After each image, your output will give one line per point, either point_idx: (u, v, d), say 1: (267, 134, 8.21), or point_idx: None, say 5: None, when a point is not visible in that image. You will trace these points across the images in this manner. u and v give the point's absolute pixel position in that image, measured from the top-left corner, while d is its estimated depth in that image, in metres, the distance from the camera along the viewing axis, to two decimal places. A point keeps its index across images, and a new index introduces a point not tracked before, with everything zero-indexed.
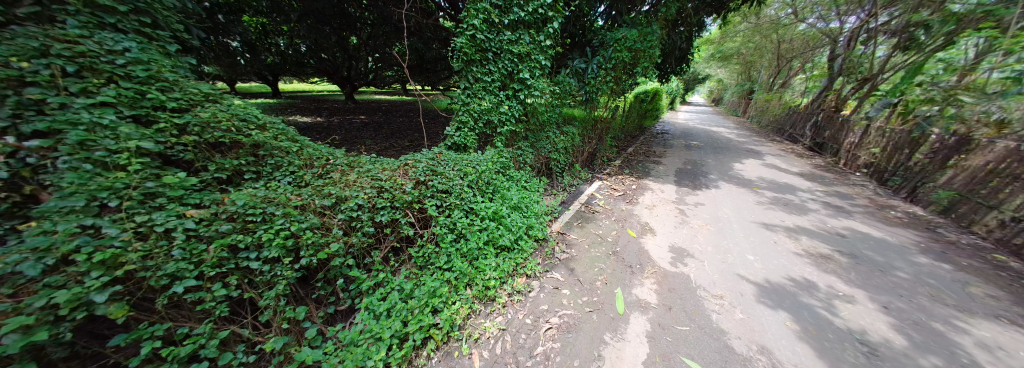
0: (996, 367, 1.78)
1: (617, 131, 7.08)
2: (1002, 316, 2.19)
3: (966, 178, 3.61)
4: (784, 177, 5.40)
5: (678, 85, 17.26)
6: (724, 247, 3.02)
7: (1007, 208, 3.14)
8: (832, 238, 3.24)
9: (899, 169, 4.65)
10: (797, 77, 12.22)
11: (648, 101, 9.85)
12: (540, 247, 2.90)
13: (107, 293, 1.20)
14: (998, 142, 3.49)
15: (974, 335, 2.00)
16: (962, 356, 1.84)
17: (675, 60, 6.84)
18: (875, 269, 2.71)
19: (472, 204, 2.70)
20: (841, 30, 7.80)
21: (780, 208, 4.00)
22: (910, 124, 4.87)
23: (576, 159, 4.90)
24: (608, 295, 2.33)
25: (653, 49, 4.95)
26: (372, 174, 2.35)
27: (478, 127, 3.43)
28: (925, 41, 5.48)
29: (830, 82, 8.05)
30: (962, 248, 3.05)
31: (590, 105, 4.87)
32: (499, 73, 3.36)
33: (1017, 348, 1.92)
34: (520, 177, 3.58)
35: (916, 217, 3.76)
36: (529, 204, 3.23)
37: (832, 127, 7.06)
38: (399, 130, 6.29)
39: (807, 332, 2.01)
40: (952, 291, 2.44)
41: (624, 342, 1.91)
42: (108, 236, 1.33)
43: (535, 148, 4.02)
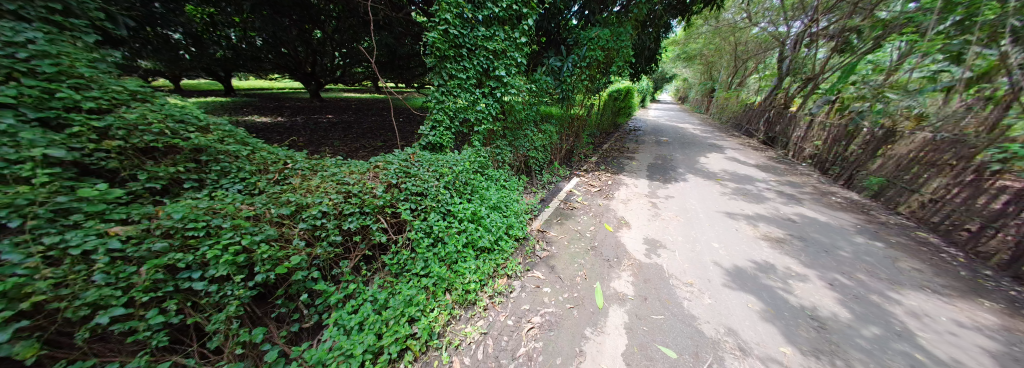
0: (922, 331, 1.96)
1: (592, 129, 7.15)
2: (925, 285, 2.44)
3: (893, 165, 4.02)
4: (743, 169, 5.79)
5: (647, 85, 18.11)
6: (692, 236, 3.09)
7: (925, 191, 3.52)
8: (787, 223, 3.46)
9: (838, 160, 5.17)
10: (752, 77, 13.25)
11: (620, 100, 10.11)
12: (522, 246, 2.72)
13: (12, 330, 0.95)
14: (917, 133, 3.90)
15: (902, 303, 2.21)
16: (895, 324, 2.02)
17: (645, 60, 7.06)
18: (822, 249, 2.91)
19: (449, 205, 2.41)
20: (788, 35, 8.56)
21: (741, 198, 4.24)
22: (847, 119, 5.46)
23: (555, 156, 4.84)
24: (587, 289, 2.25)
25: (626, 48, 4.99)
26: (337, 178, 2.04)
27: (455, 126, 3.18)
28: (858, 44, 6.29)
29: (780, 81, 8.82)
30: (891, 227, 3.41)
31: (566, 102, 4.80)
32: (474, 71, 3.11)
33: (938, 313, 2.13)
34: (499, 176, 3.39)
35: (854, 202, 4.18)
36: (510, 202, 3.05)
37: (782, 122, 7.72)
38: (371, 129, 5.85)
39: (767, 311, 2.09)
40: (885, 265, 2.69)
41: (604, 335, 1.83)
42: (8, 264, 1.01)
43: (512, 146, 3.84)
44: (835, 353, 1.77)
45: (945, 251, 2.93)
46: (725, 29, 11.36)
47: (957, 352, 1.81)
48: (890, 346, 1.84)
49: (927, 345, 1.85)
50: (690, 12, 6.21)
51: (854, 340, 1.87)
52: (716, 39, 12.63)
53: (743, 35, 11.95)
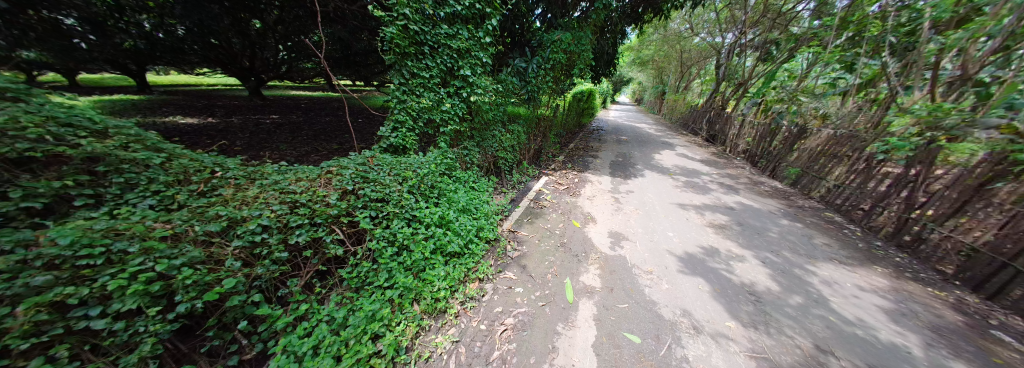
0: (832, 296, 2.32)
1: (558, 129, 7.34)
2: (834, 258, 2.88)
3: (807, 157, 4.71)
4: (691, 164, 6.38)
5: (607, 87, 19.12)
6: (651, 227, 3.31)
7: (830, 178, 4.17)
8: (729, 211, 3.86)
9: (764, 154, 5.94)
10: (695, 81, 14.68)
11: (583, 101, 10.52)
12: (493, 247, 2.69)
13: None
14: (821, 131, 4.62)
15: (817, 274, 2.60)
16: (813, 292, 2.35)
17: (605, 64, 7.45)
18: (757, 232, 3.30)
19: (414, 210, 2.29)
20: (723, 44, 9.62)
21: (691, 190, 4.65)
22: (770, 118, 6.29)
23: (523, 156, 4.88)
24: (558, 285, 2.29)
25: (586, 51, 5.21)
26: (281, 187, 1.83)
27: (419, 127, 3.03)
28: (777, 55, 7.33)
29: (717, 85, 9.89)
30: (808, 210, 3.99)
31: (532, 103, 4.87)
32: (438, 70, 3.00)
33: (843, 280, 2.53)
34: (468, 177, 3.31)
35: (778, 190, 4.82)
36: (479, 204, 2.99)
37: (720, 121, 8.66)
38: (324, 130, 5.38)
39: (715, 291, 2.32)
40: (804, 243, 3.13)
41: (575, 329, 1.88)
42: None
43: (481, 147, 3.78)
44: (770, 322, 2.02)
45: (847, 228, 3.50)
46: (672, 37, 12.43)
47: (857, 310, 2.18)
48: (810, 311, 2.15)
49: (836, 307, 2.19)
50: (643, 21, 6.69)
51: (783, 309, 2.15)
52: (665, 46, 13.75)
53: (687, 43, 13.17)
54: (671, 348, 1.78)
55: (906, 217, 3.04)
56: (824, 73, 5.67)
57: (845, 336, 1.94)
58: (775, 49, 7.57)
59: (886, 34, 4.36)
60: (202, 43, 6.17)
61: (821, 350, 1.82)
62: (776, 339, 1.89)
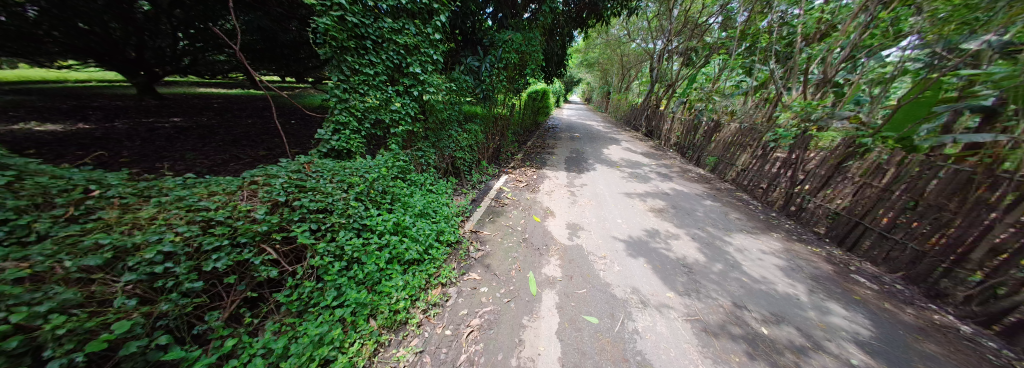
0: (744, 260, 2.79)
1: (516, 127, 7.45)
2: (745, 229, 3.46)
3: (721, 147, 5.58)
4: (634, 156, 7.03)
5: (560, 87, 19.98)
6: (603, 216, 3.57)
7: (738, 163, 5.00)
8: (667, 196, 4.36)
9: (689, 145, 6.85)
10: (634, 83, 16.15)
11: (538, 99, 10.83)
12: (455, 251, 2.62)
13: None
14: (730, 125, 5.50)
15: (733, 243, 3.09)
16: (729, 259, 2.80)
17: (556, 65, 7.77)
18: (687, 213, 3.79)
19: (364, 219, 2.12)
20: (654, 50, 10.76)
21: (635, 179, 5.13)
22: (693, 115, 7.27)
23: (482, 155, 4.86)
24: (522, 280, 2.34)
25: (537, 52, 5.36)
26: (189, 203, 1.52)
27: (366, 129, 2.80)
28: (698, 61, 8.44)
29: (652, 86, 11.05)
30: (724, 191, 4.73)
31: (488, 102, 4.86)
32: (384, 66, 2.80)
33: (751, 246, 3.06)
34: (424, 179, 3.18)
35: (702, 175, 5.61)
36: (438, 207, 2.89)
37: (655, 118, 9.70)
38: (246, 134, 4.65)
39: (657, 267, 2.61)
40: (723, 219, 3.69)
41: (540, 320, 1.94)
42: None
43: (436, 147, 3.64)
44: (700, 289, 2.35)
45: (752, 204, 4.23)
46: (613, 42, 13.49)
47: (762, 270, 2.65)
48: (729, 275, 2.55)
49: (747, 269, 2.64)
50: (587, 26, 7.12)
51: (710, 276, 2.52)
52: (607, 49, 14.87)
53: (626, 48, 14.41)
54: (624, 323, 1.96)
55: (791, 192, 3.79)
56: (732, 76, 6.73)
57: (754, 292, 2.35)
58: (694, 56, 8.72)
59: (773, 45, 5.34)
60: (67, 28, 4.66)
61: (738, 306, 2.18)
62: (705, 302, 2.21)
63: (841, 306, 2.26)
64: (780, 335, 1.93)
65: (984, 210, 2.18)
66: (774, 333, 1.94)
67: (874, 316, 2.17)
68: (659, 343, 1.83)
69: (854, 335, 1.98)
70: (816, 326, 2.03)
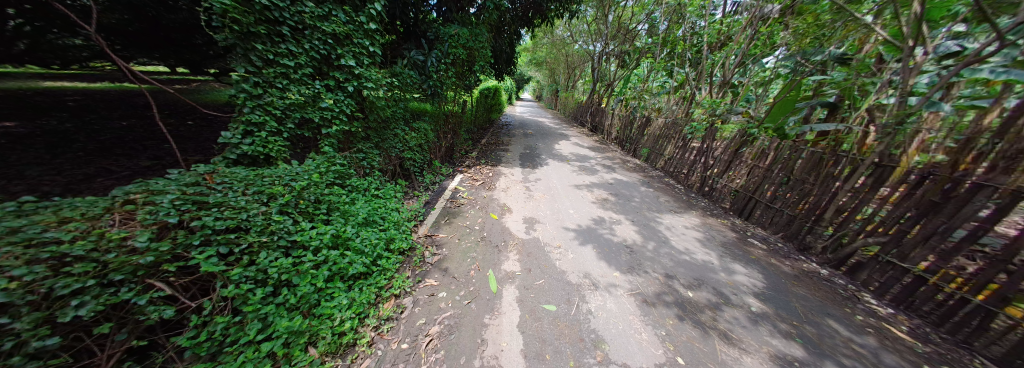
0: (673, 237, 3.18)
1: (468, 125, 7.29)
2: (673, 209, 3.96)
3: (651, 139, 6.28)
4: (582, 150, 7.47)
5: (511, 84, 20.20)
6: (556, 208, 3.72)
7: (665, 153, 5.69)
8: (611, 186, 4.73)
9: (627, 139, 7.56)
10: (578, 82, 17.14)
11: (490, 97, 10.80)
12: (408, 258, 2.46)
13: None
14: (659, 120, 6.21)
15: (664, 223, 3.50)
16: (662, 236, 3.17)
17: (504, 62, 7.79)
18: (627, 200, 4.17)
19: (294, 234, 1.84)
20: (595, 51, 11.54)
21: (583, 172, 5.46)
22: (629, 111, 8.01)
23: (432, 155, 4.64)
24: (481, 279, 2.30)
25: (485, 49, 5.27)
26: (26, 235, 1.12)
27: (291, 129, 2.43)
28: (631, 62, 9.30)
29: (595, 85, 11.85)
30: (656, 178, 5.35)
31: (437, 99, 4.64)
32: (307, 57, 2.45)
33: (678, 223, 3.51)
34: (368, 184, 2.91)
35: (639, 165, 6.26)
36: (386, 213, 2.66)
37: (598, 114, 10.45)
38: (120, 140, 3.67)
39: (604, 250, 2.82)
40: (656, 202, 4.16)
41: (501, 316, 1.93)
42: None
43: (380, 148, 3.34)
44: (639, 265, 2.61)
45: (678, 187, 4.86)
46: (559, 42, 14.07)
47: (687, 243, 3.06)
48: (662, 250, 2.89)
49: (676, 244, 3.03)
50: (534, 26, 7.28)
51: (647, 253, 2.82)
52: (554, 49, 15.46)
53: (570, 48, 15.15)
54: (579, 305, 2.08)
55: (705, 176, 4.45)
56: (659, 77, 7.58)
57: (681, 262, 2.70)
58: (628, 58, 9.58)
59: (688, 51, 6.16)
60: None
61: (669, 276, 2.48)
62: (644, 276, 2.46)
63: (744, 265, 2.74)
64: (701, 296, 2.26)
65: (830, 180, 2.81)
66: (697, 295, 2.27)
67: (767, 271, 2.67)
68: (609, 319, 1.98)
69: (754, 288, 2.41)
70: (726, 284, 2.43)
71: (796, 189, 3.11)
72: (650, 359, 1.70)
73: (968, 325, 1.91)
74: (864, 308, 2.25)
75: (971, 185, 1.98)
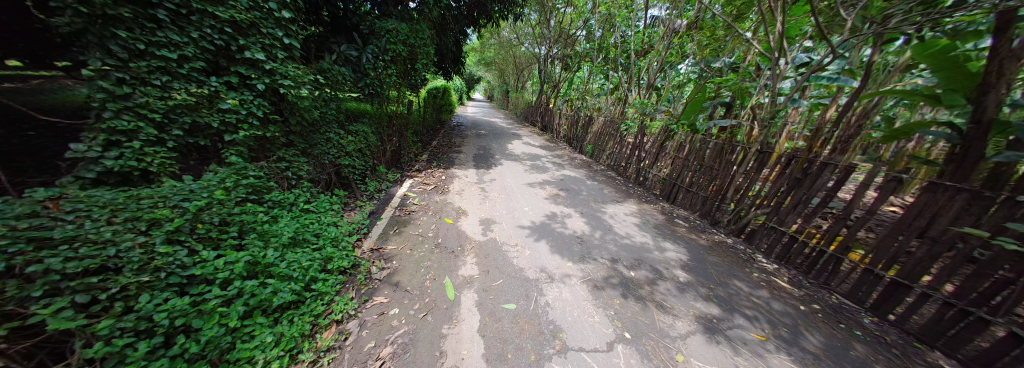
0: (617, 224, 3.46)
1: (416, 126, 6.91)
2: (615, 199, 4.33)
3: (593, 137, 6.78)
4: (534, 149, 7.68)
5: (461, 84, 19.80)
6: (512, 207, 3.76)
7: (606, 149, 6.19)
8: (562, 182, 4.96)
9: (573, 137, 8.03)
10: (527, 83, 17.59)
11: (440, 97, 10.43)
12: (351, 277, 2.21)
13: None
14: (599, 119, 6.73)
15: (608, 212, 3.80)
16: (607, 225, 3.42)
17: (451, 61, 7.58)
18: (576, 194, 4.42)
19: (192, 266, 1.50)
20: (541, 53, 11.96)
21: (535, 170, 5.62)
22: (574, 111, 8.51)
23: (375, 160, 4.28)
24: (437, 288, 2.19)
25: (428, 46, 5.00)
26: None
27: (183, 138, 1.98)
28: (574, 65, 9.86)
29: (542, 85, 12.28)
30: (600, 171, 5.79)
31: (377, 99, 4.26)
32: (197, 48, 2.02)
33: (620, 212, 3.84)
34: (296, 198, 2.54)
35: (585, 160, 6.70)
36: (319, 229, 2.35)
37: (547, 114, 10.88)
38: None
39: (557, 243, 2.95)
40: (600, 194, 4.50)
41: (460, 324, 1.87)
42: None
43: (308, 156, 2.94)
44: (589, 254, 2.79)
45: (619, 179, 5.35)
46: (507, 44, 14.28)
47: (628, 228, 3.37)
48: (607, 237, 3.13)
49: (618, 230, 3.32)
50: (480, 25, 7.21)
51: (595, 241, 3.03)
52: (502, 50, 15.64)
53: (517, 49, 15.48)
54: (537, 299, 2.13)
55: (639, 168, 4.97)
56: (599, 79, 8.19)
57: (623, 246, 2.97)
58: (571, 61, 10.14)
59: (620, 56, 6.79)
60: None
61: (615, 260, 2.70)
62: (594, 263, 2.63)
63: (674, 243, 3.13)
64: (641, 274, 2.51)
65: (730, 167, 3.37)
66: (638, 274, 2.51)
67: (690, 245, 3.10)
68: (565, 308, 2.06)
69: (682, 262, 2.77)
70: (660, 261, 2.74)
71: (708, 176, 3.66)
72: (602, 338, 1.82)
73: (827, 272, 2.48)
74: (760, 268, 2.76)
75: (820, 164, 2.54)
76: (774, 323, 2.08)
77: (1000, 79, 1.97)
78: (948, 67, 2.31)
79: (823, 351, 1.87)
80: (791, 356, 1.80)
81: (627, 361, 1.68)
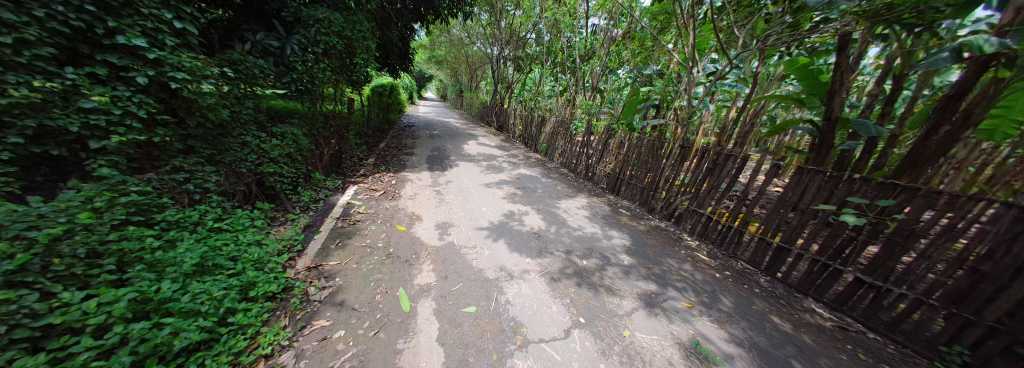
0: (571, 218, 3.64)
1: (359, 127, 6.32)
2: (568, 194, 4.56)
3: (546, 136, 7.04)
4: (489, 149, 7.65)
5: (410, 82, 18.84)
6: (469, 208, 3.69)
7: (558, 147, 6.48)
8: (518, 181, 5.05)
9: (528, 136, 8.24)
10: (481, 83, 17.49)
11: (387, 95, 9.75)
12: (281, 303, 1.92)
13: None
14: (550, 119, 7.00)
15: (562, 207, 3.98)
16: (562, 220, 3.57)
17: (397, 58, 7.13)
18: (532, 192, 4.53)
19: (49, 315, 1.14)
20: (494, 54, 11.98)
21: (491, 170, 5.60)
22: (528, 111, 8.71)
23: (310, 165, 3.80)
24: (390, 301, 2.03)
25: (367, 40, 4.58)
26: None
27: (24, 147, 1.50)
28: (525, 66, 10.09)
29: (496, 85, 12.31)
30: (553, 169, 6.04)
31: (309, 97, 3.77)
32: (43, 30, 1.52)
33: (572, 206, 4.05)
34: (203, 216, 2.11)
35: (539, 159, 6.93)
36: (237, 251, 1.98)
37: (502, 114, 10.95)
38: None
39: (515, 241, 2.98)
40: (555, 190, 4.70)
41: (417, 336, 1.76)
42: None
43: (216, 164, 2.46)
44: (546, 248, 2.88)
45: (571, 175, 5.65)
46: (457, 42, 13.99)
47: (580, 221, 3.58)
48: (562, 231, 3.28)
49: (572, 223, 3.50)
50: (428, 22, 6.90)
51: (551, 235, 3.15)
52: (453, 48, 15.30)
53: (470, 49, 15.28)
54: (497, 299, 2.12)
55: (588, 164, 5.32)
56: (549, 80, 8.51)
57: (577, 237, 3.15)
58: (523, 62, 10.34)
59: (567, 60, 7.15)
60: None
61: (569, 252, 2.84)
62: (550, 257, 2.73)
63: (619, 231, 3.41)
64: (592, 262, 2.69)
65: (661, 161, 3.80)
66: (589, 262, 2.68)
67: (633, 231, 3.42)
68: (524, 303, 2.10)
69: (626, 247, 3.03)
70: (608, 248, 2.97)
71: (644, 170, 4.08)
72: (559, 327, 1.90)
73: (736, 246, 2.96)
74: (687, 246, 3.18)
75: (725, 156, 3.02)
76: (698, 291, 2.41)
77: (840, 86, 2.59)
78: (809, 77, 2.95)
79: (733, 309, 2.23)
80: (711, 317, 2.11)
81: (583, 344, 1.78)
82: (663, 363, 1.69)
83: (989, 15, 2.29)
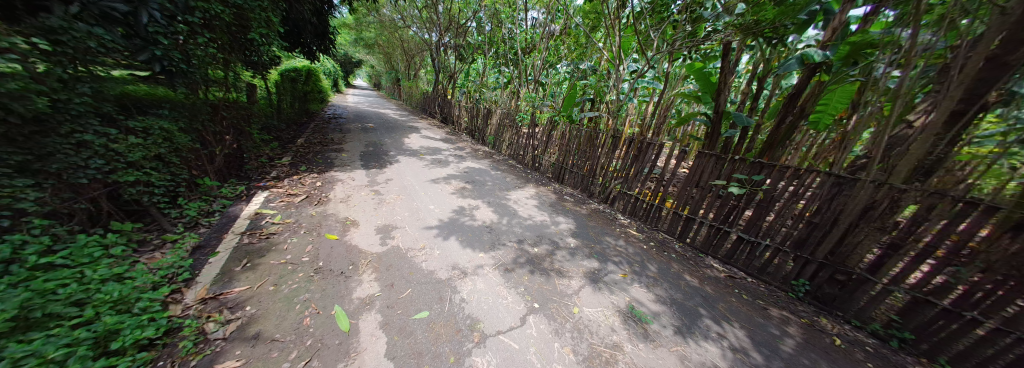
0: (521, 208, 3.72)
1: (266, 120, 5.26)
2: (517, 185, 4.62)
3: (493, 128, 6.99)
4: (433, 143, 7.24)
5: (333, 67, 16.41)
6: (415, 207, 3.45)
7: (504, 139, 6.50)
8: (467, 175, 4.91)
9: (474, 129, 8.05)
10: (420, 71, 16.32)
11: (304, 81, 8.34)
12: (165, 350, 1.49)
13: None
14: (495, 110, 6.94)
15: (512, 198, 4.04)
16: (513, 211, 3.61)
17: (312, 37, 6.06)
18: (482, 185, 4.48)
19: None
20: (433, 40, 11.23)
21: (437, 164, 5.33)
22: (472, 102, 8.46)
23: (196, 170, 3.02)
24: (324, 323, 1.77)
25: (263, 11, 3.75)
26: None
27: None
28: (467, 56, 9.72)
29: (438, 74, 11.62)
30: (501, 161, 6.06)
31: (187, 83, 2.95)
32: None
33: (521, 197, 4.13)
34: (17, 252, 1.48)
35: (487, 151, 6.85)
36: (84, 292, 1.45)
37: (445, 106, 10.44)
38: None
39: (467, 237, 2.91)
40: (503, 182, 4.73)
41: (361, 354, 1.58)
42: None
43: (34, 175, 1.72)
44: (498, 240, 2.89)
45: (518, 166, 5.76)
46: (388, 24, 12.63)
47: (529, 211, 3.67)
48: (514, 222, 3.33)
49: (522, 213, 3.57)
50: None
51: (503, 227, 3.17)
52: (384, 31, 13.80)
53: (404, 33, 14.01)
54: (451, 299, 2.04)
55: (534, 155, 5.47)
56: (493, 71, 8.38)
57: (528, 227, 3.23)
58: (464, 51, 9.93)
59: (509, 51, 7.12)
60: None
61: (521, 242, 2.89)
62: (503, 248, 2.75)
63: (565, 216, 3.62)
64: (542, 249, 2.80)
65: (597, 150, 4.13)
66: (540, 249, 2.79)
67: (577, 216, 3.67)
68: (479, 298, 2.07)
69: (572, 231, 3.24)
70: (556, 234, 3.14)
71: (583, 159, 4.38)
72: (516, 316, 1.94)
73: (658, 222, 3.41)
74: (620, 224, 3.55)
75: (647, 144, 3.43)
76: (631, 263, 2.73)
77: (724, 86, 3.16)
78: (704, 79, 3.54)
79: (657, 274, 2.59)
80: (643, 285, 2.41)
81: (539, 329, 1.85)
82: (608, 332, 1.87)
83: (815, 34, 3.06)
